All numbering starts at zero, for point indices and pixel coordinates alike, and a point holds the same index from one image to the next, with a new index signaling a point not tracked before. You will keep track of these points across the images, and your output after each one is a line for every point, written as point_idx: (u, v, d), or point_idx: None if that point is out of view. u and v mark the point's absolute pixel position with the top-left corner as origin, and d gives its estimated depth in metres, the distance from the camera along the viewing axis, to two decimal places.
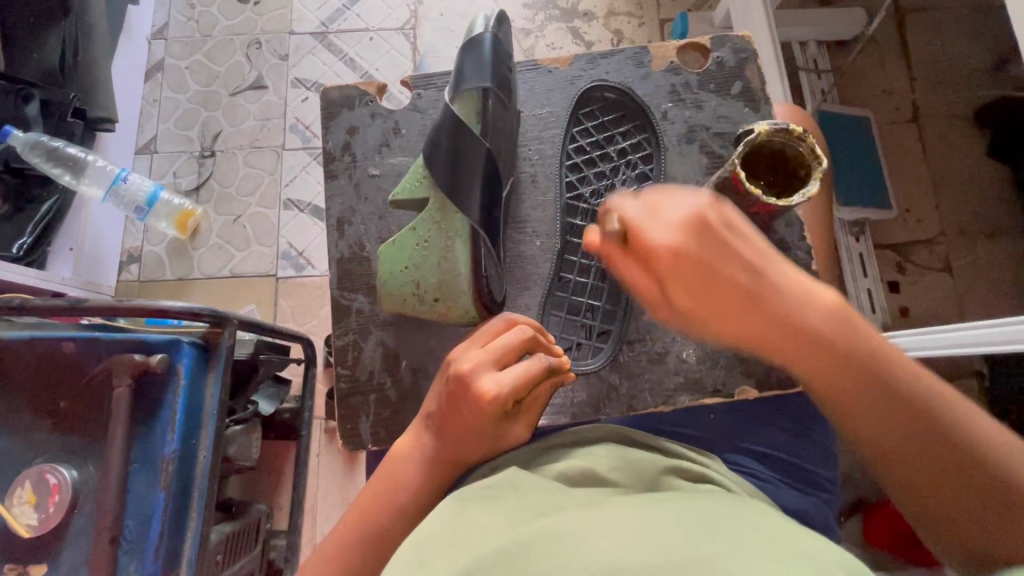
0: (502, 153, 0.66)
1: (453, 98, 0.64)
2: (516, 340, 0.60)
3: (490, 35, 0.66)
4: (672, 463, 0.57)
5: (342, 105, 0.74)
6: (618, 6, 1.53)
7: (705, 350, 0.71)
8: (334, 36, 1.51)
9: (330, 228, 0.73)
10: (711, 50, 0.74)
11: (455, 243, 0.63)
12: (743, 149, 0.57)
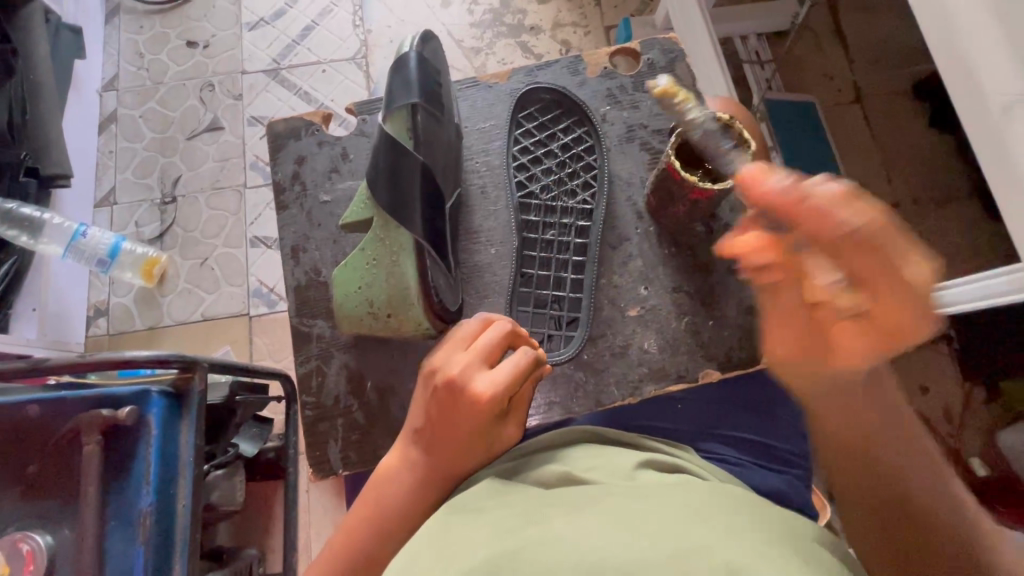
0: (443, 167, 0.63)
1: (385, 117, 0.61)
2: (503, 332, 0.61)
3: (414, 53, 0.64)
4: (649, 457, 0.57)
5: (290, 137, 0.73)
6: (563, 18, 1.57)
7: (666, 337, 0.72)
8: (287, 72, 1.53)
9: (286, 258, 0.72)
10: (642, 53, 0.77)
11: (401, 257, 0.60)
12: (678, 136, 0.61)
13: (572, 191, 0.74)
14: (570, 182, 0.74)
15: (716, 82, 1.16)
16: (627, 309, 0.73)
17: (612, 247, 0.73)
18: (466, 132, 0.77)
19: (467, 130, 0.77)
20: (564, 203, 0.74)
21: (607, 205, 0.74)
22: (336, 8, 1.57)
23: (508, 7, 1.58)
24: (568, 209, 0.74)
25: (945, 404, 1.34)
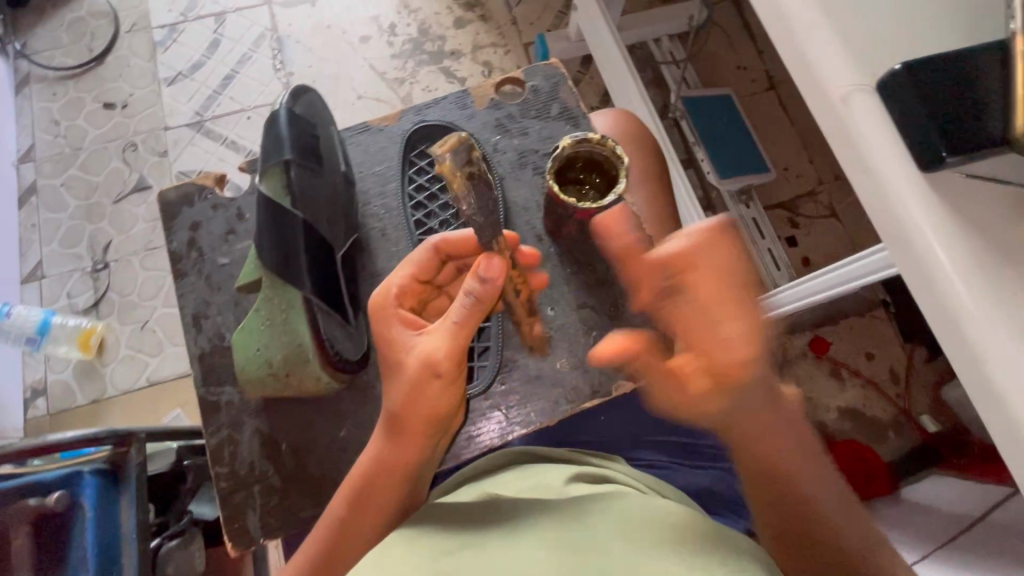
0: (328, 222, 0.59)
1: (259, 175, 0.57)
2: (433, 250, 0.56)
3: (281, 107, 0.59)
4: (583, 470, 0.58)
5: (183, 202, 0.71)
6: (482, 39, 1.60)
7: (578, 357, 0.64)
8: (211, 123, 1.51)
9: (187, 326, 0.68)
10: (526, 81, 0.69)
11: (292, 315, 0.58)
12: (554, 165, 0.59)
13: None
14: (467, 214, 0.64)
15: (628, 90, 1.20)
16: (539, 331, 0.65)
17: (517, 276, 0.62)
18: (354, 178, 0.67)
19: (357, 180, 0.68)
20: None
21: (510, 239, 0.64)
22: (254, 54, 1.57)
23: (426, 36, 1.60)
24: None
25: (893, 367, 1.39)
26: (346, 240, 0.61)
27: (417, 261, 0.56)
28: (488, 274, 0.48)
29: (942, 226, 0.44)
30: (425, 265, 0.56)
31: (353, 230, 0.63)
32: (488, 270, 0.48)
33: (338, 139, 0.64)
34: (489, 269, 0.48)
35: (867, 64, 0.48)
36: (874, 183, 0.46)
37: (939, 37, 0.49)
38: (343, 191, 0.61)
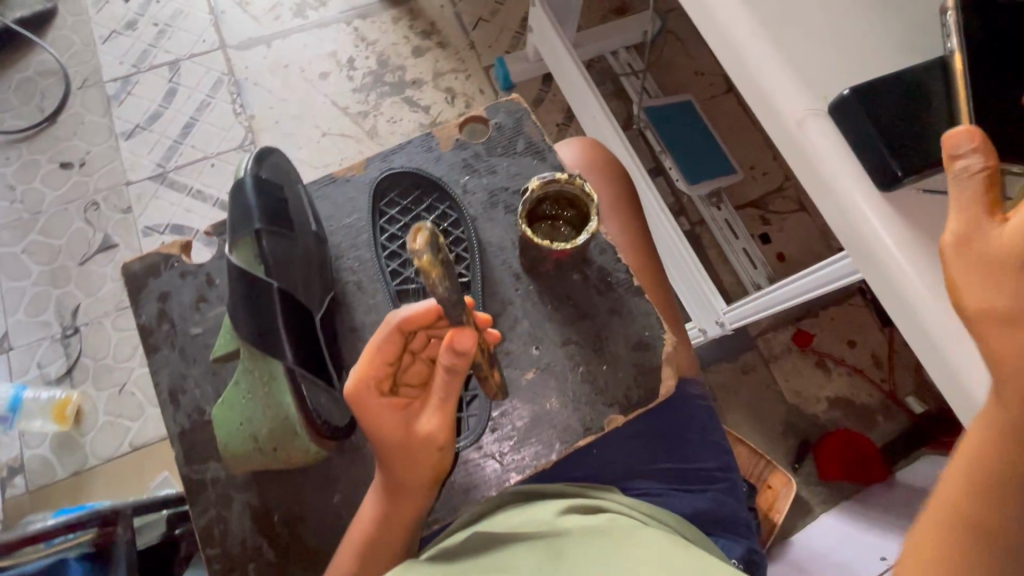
0: (304, 285, 0.58)
1: (229, 246, 0.56)
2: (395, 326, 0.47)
3: (248, 176, 0.59)
4: (582, 502, 0.56)
5: (148, 274, 0.69)
6: (442, 66, 1.61)
7: (567, 394, 0.58)
8: (174, 174, 1.48)
9: (164, 403, 0.66)
10: (489, 119, 0.67)
11: (274, 387, 0.56)
12: (525, 208, 0.58)
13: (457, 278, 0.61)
14: None
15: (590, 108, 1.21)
16: (524, 373, 0.59)
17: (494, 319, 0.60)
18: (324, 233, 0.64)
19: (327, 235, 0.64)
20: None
21: (485, 281, 0.61)
22: (213, 100, 1.55)
23: (386, 67, 1.60)
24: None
25: (875, 352, 1.42)
26: (325, 300, 0.60)
27: (379, 338, 0.47)
28: (464, 348, 0.44)
29: (905, 243, 0.46)
30: (392, 342, 0.47)
31: (331, 288, 0.62)
32: (461, 342, 0.44)
33: (304, 195, 0.62)
34: (461, 341, 0.44)
35: (816, 88, 0.50)
36: (837, 204, 0.48)
37: (880, 55, 0.51)
38: (316, 248, 0.60)
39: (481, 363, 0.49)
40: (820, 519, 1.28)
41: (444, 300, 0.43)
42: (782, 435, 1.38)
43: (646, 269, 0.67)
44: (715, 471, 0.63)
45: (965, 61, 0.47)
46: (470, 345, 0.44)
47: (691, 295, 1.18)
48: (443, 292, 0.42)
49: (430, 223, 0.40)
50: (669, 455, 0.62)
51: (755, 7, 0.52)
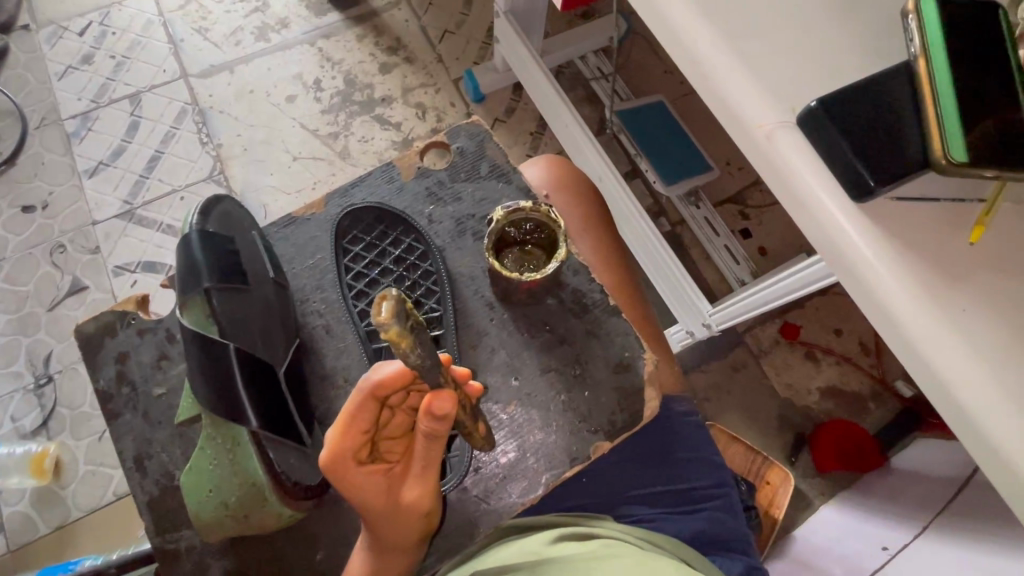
0: (263, 342, 0.55)
1: (178, 308, 0.54)
2: (370, 400, 0.44)
3: (195, 232, 0.56)
4: (573, 530, 0.55)
5: (104, 334, 0.66)
6: (411, 81, 1.59)
7: (552, 423, 0.57)
8: (142, 210, 1.44)
9: (130, 471, 0.62)
10: (450, 142, 0.66)
11: (242, 450, 0.53)
12: (491, 238, 0.57)
13: (428, 312, 0.60)
14: (412, 295, 0.60)
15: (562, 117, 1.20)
16: (505, 407, 0.57)
17: (472, 354, 0.59)
18: (287, 277, 0.62)
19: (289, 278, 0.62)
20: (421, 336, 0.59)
21: (458, 314, 0.60)
22: (178, 131, 1.51)
23: (354, 85, 1.58)
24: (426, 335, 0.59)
25: (861, 339, 1.43)
26: (289, 349, 0.59)
27: (354, 407, 0.44)
28: (442, 413, 0.44)
29: (882, 251, 0.45)
30: (367, 412, 0.45)
31: (294, 336, 0.60)
32: (440, 407, 0.44)
33: (260, 242, 0.60)
34: (440, 404, 0.44)
35: (784, 100, 0.49)
36: (812, 216, 0.47)
37: (845, 62, 0.50)
38: (277, 297, 0.58)
39: (464, 420, 0.47)
40: (820, 511, 1.28)
41: (421, 364, 0.42)
42: (776, 430, 1.38)
43: (620, 287, 0.66)
44: (710, 489, 0.62)
45: (929, 64, 0.47)
46: (450, 408, 0.44)
47: (675, 298, 1.18)
48: (416, 358, 0.40)
49: (396, 291, 0.38)
50: (662, 476, 0.61)
51: (715, 21, 0.51)
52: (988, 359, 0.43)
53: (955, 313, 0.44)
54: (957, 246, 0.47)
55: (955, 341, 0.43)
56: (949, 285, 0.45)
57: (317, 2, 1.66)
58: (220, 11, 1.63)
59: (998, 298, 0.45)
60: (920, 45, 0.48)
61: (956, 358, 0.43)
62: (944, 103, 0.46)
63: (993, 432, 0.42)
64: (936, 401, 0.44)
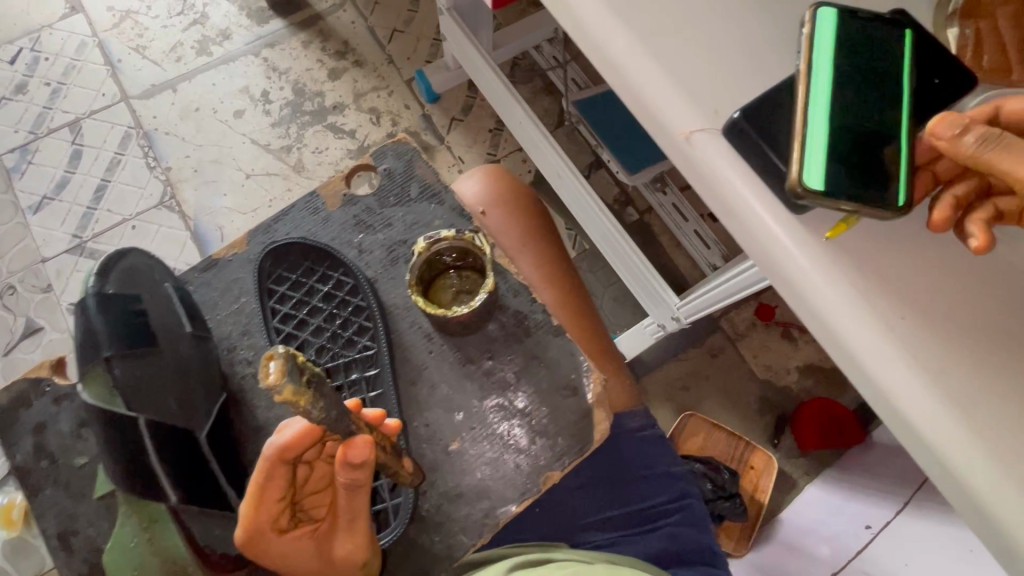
0: (179, 404, 0.58)
1: (81, 382, 0.56)
2: (275, 464, 0.45)
3: (93, 298, 0.58)
4: (524, 557, 0.54)
5: (19, 406, 0.64)
6: (362, 86, 1.53)
7: (498, 458, 0.54)
8: (93, 242, 1.38)
9: (55, 550, 0.61)
10: (376, 165, 0.60)
11: (164, 526, 0.54)
12: (414, 273, 0.54)
13: (363, 350, 0.55)
14: (345, 334, 0.55)
15: (516, 109, 1.18)
16: (447, 444, 0.54)
17: (405, 394, 0.55)
18: (210, 326, 0.62)
19: (213, 328, 0.62)
20: (357, 379, 0.55)
21: (394, 349, 0.55)
22: (123, 156, 1.45)
23: (303, 95, 1.52)
24: (362, 378, 0.55)
25: None
26: (215, 404, 0.59)
27: (263, 475, 0.45)
28: (360, 461, 0.44)
29: (816, 262, 0.43)
30: (277, 476, 0.46)
31: (222, 389, 0.61)
32: (357, 456, 0.44)
33: (174, 296, 0.61)
34: (356, 453, 0.44)
35: (705, 101, 0.45)
36: (743, 224, 0.44)
37: (773, 54, 0.46)
38: (195, 354, 0.59)
39: (388, 462, 0.48)
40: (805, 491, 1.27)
41: (324, 419, 0.41)
42: (757, 413, 1.37)
43: (564, 301, 0.63)
44: (668, 505, 0.60)
45: (811, 51, 0.42)
46: (367, 454, 0.44)
47: (642, 289, 1.15)
48: (317, 412, 0.40)
49: (285, 348, 0.37)
50: (616, 498, 0.60)
51: (630, 21, 0.47)
52: (932, 368, 0.40)
53: (895, 322, 0.41)
54: (897, 247, 0.43)
55: (896, 353, 0.41)
56: (888, 292, 0.42)
57: (257, 10, 1.59)
58: (157, 27, 1.56)
59: (945, 301, 0.42)
60: (807, 51, 0.42)
61: (897, 371, 0.40)
62: (811, 126, 0.41)
63: (940, 447, 0.40)
64: (883, 414, 0.42)
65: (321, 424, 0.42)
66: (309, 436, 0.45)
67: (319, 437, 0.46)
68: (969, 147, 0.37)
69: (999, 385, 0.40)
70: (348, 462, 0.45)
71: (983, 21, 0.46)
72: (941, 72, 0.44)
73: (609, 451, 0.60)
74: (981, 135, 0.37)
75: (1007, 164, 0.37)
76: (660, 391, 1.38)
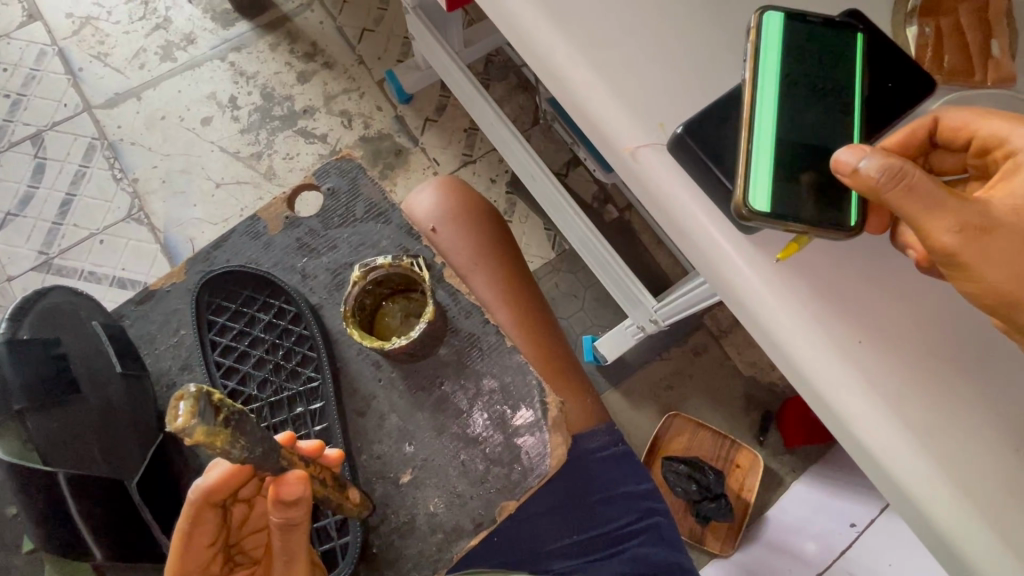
0: (106, 455, 0.48)
1: None
2: (200, 506, 0.45)
3: None
4: None
5: None
6: (333, 88, 1.44)
7: (451, 489, 0.53)
8: (60, 259, 1.33)
9: None
10: (319, 184, 0.57)
11: None
12: (350, 305, 0.51)
13: (307, 382, 0.53)
14: (289, 364, 0.54)
15: (487, 111, 1.13)
16: (399, 478, 0.53)
17: (354, 425, 0.53)
18: (148, 361, 0.55)
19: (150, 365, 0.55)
20: (302, 412, 0.53)
21: (341, 380, 0.54)
22: (88, 169, 1.39)
23: (272, 99, 1.44)
24: (307, 412, 0.53)
25: None
26: (149, 448, 0.52)
27: (189, 518, 0.45)
28: (292, 497, 0.43)
29: (771, 282, 0.39)
30: (206, 520, 0.46)
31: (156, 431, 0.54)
32: (289, 492, 0.43)
33: (101, 330, 0.52)
34: (289, 490, 0.43)
35: (650, 114, 0.42)
36: (692, 244, 0.41)
37: (723, 63, 0.43)
38: (125, 394, 0.52)
39: (329, 494, 0.47)
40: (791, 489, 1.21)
41: (249, 457, 0.39)
42: (744, 410, 1.29)
43: (520, 320, 0.63)
44: (631, 526, 0.62)
45: (756, 64, 0.39)
46: (301, 491, 0.43)
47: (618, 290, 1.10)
48: (240, 450, 0.38)
49: (195, 387, 0.34)
50: (580, 523, 0.62)
51: (571, 30, 0.43)
52: (895, 394, 0.38)
53: (853, 347, 0.38)
54: (851, 262, 0.40)
55: (856, 380, 0.38)
56: (844, 313, 0.39)
57: (222, 12, 1.50)
58: (118, 33, 1.48)
59: (907, 323, 0.39)
60: (753, 57, 0.39)
61: (859, 401, 0.37)
62: (759, 139, 0.39)
63: (907, 480, 0.37)
64: (847, 444, 0.39)
65: (247, 462, 0.40)
66: (234, 474, 0.44)
67: (249, 477, 0.45)
68: (869, 182, 0.33)
69: (963, 406, 0.38)
70: (281, 500, 0.43)
71: (941, 18, 0.42)
72: (900, 76, 0.41)
73: (571, 471, 0.62)
74: (884, 169, 0.33)
75: (903, 209, 0.33)
76: (646, 394, 1.30)
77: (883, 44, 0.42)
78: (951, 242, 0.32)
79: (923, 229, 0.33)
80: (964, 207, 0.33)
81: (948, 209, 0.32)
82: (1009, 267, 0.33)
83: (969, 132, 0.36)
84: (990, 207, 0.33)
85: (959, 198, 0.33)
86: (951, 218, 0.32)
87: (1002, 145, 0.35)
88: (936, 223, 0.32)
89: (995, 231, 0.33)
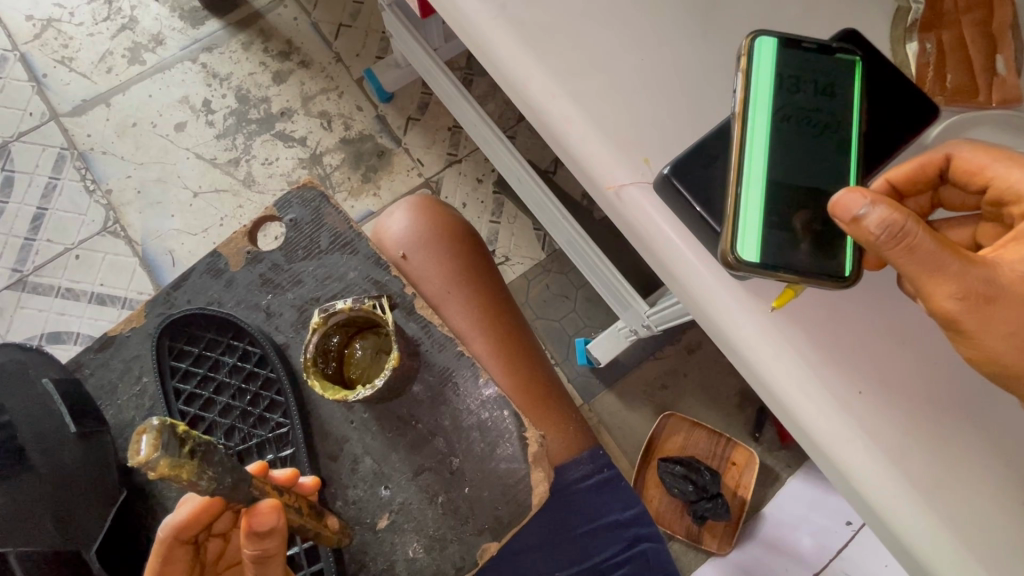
0: (59, 525, 0.49)
1: None
2: (167, 541, 0.43)
3: None
4: None
5: None
6: (310, 88, 1.25)
7: (429, 534, 0.51)
8: (36, 276, 1.18)
9: None
10: (281, 216, 0.55)
11: None
12: (310, 353, 0.50)
13: (275, 428, 0.52)
14: (254, 410, 0.52)
15: (471, 115, 0.98)
16: (376, 523, 0.51)
17: (329, 468, 0.52)
18: (111, 414, 0.55)
19: (111, 419, 0.56)
20: (272, 461, 0.52)
21: (312, 427, 0.52)
22: (59, 181, 1.22)
23: (247, 102, 1.25)
24: (278, 459, 0.52)
25: None
26: (113, 507, 0.52)
27: (160, 557, 0.44)
28: (266, 528, 0.40)
29: (765, 332, 0.37)
30: (177, 555, 0.45)
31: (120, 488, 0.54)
32: (262, 523, 0.40)
33: (53, 387, 0.51)
34: (261, 520, 0.40)
35: (634, 148, 0.39)
36: (684, 289, 0.39)
37: (712, 92, 0.40)
38: (82, 454, 0.51)
39: (304, 521, 0.45)
40: (787, 485, 1.07)
41: (217, 488, 0.37)
42: (739, 408, 1.12)
43: (497, 346, 0.62)
44: (615, 556, 0.61)
45: (748, 100, 0.36)
46: (274, 521, 0.40)
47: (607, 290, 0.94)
48: (207, 482, 0.36)
49: (159, 419, 0.33)
50: (563, 554, 0.61)
51: (550, 57, 0.40)
52: (898, 449, 0.36)
53: (853, 400, 0.36)
54: (853, 311, 0.38)
55: (858, 437, 0.36)
56: (844, 363, 0.37)
57: (191, 10, 1.30)
58: (82, 35, 1.28)
59: (906, 372, 0.37)
60: (743, 89, 0.37)
61: (861, 457, 0.35)
62: (749, 180, 0.36)
63: (909, 541, 0.35)
64: (848, 497, 0.37)
65: (215, 493, 0.38)
66: (196, 509, 0.42)
67: (220, 510, 0.43)
68: (868, 236, 0.32)
69: (971, 461, 0.36)
70: (253, 531, 0.40)
71: (943, 32, 0.41)
72: (901, 107, 0.40)
73: (553, 501, 0.61)
74: (889, 226, 0.31)
75: (901, 266, 0.32)
76: (639, 393, 1.12)
77: (880, 70, 0.40)
78: (952, 308, 0.33)
79: (924, 289, 0.33)
80: (971, 272, 0.32)
81: (951, 273, 0.32)
82: (1013, 340, 0.33)
83: (985, 178, 0.36)
84: (998, 272, 0.33)
85: (965, 261, 0.32)
86: (954, 283, 0.32)
87: (1018, 202, 0.35)
88: (939, 289, 0.32)
89: (998, 300, 0.33)
